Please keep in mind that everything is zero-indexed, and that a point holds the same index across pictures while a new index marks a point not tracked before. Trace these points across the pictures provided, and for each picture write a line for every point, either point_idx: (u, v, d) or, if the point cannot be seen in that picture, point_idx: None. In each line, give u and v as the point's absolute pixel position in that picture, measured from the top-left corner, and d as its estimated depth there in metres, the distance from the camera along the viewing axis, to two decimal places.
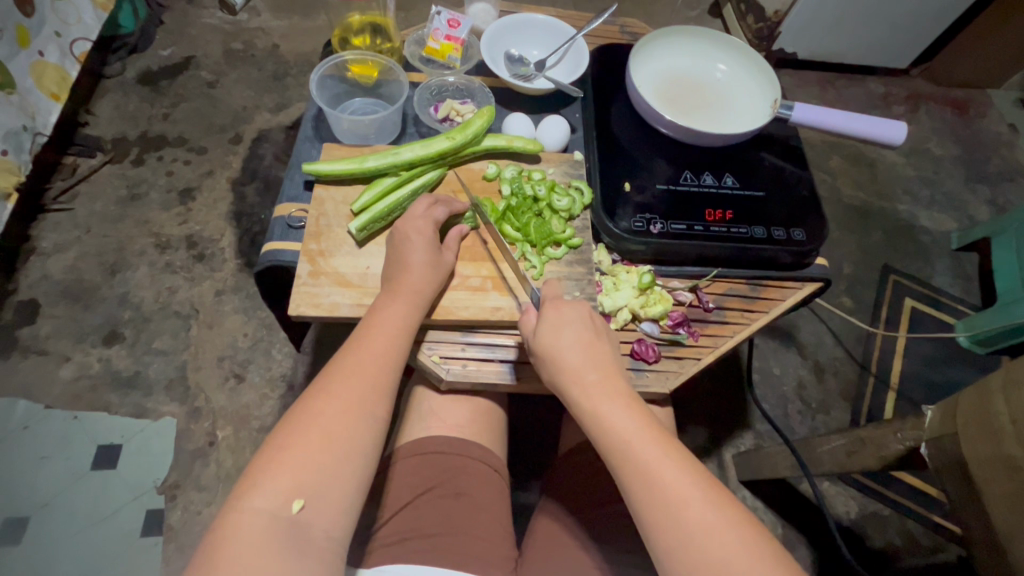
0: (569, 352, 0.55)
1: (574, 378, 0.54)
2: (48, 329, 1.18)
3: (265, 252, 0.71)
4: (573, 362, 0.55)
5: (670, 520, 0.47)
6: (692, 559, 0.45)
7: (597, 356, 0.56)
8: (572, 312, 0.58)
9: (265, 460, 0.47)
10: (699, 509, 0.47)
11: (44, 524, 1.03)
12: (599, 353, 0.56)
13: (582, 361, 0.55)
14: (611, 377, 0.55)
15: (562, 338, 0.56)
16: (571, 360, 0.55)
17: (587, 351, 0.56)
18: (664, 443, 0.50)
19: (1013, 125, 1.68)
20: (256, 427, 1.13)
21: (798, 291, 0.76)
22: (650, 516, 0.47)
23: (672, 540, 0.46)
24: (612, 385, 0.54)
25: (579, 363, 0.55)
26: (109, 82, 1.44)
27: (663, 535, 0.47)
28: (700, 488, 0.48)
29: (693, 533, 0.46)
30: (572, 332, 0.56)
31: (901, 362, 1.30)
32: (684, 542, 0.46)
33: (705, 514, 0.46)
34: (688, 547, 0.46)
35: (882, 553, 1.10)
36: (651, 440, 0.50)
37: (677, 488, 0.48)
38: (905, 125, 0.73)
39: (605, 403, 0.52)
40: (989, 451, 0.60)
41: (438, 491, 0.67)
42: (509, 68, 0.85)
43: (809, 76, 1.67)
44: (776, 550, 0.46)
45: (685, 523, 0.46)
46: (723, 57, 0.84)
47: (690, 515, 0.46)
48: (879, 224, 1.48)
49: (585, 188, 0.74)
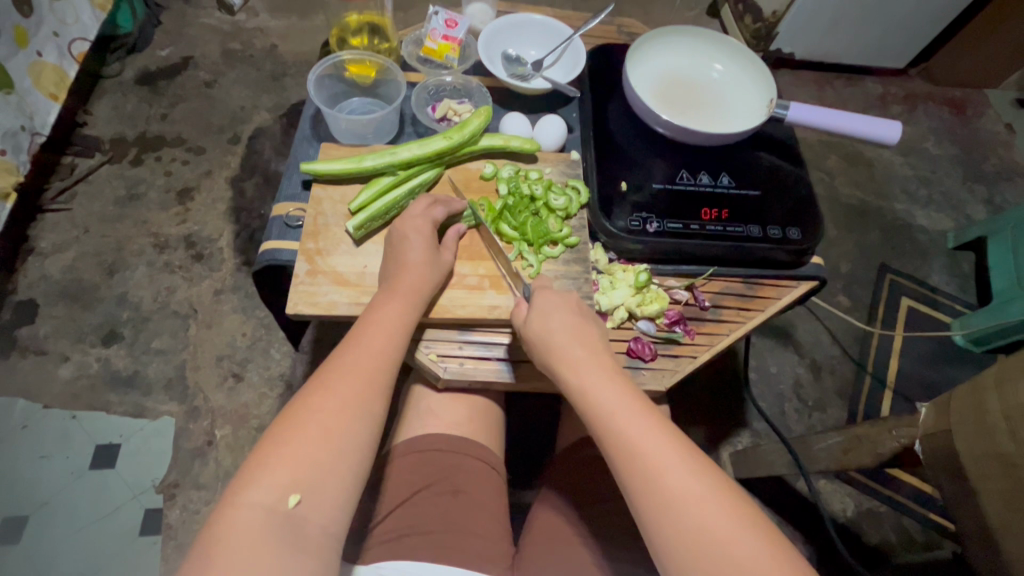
0: (556, 333, 0.57)
1: (562, 356, 0.55)
2: (47, 328, 1.18)
3: (263, 251, 0.71)
4: (561, 342, 0.56)
5: (653, 487, 0.47)
6: (675, 524, 0.46)
7: (585, 338, 0.57)
8: (558, 297, 0.60)
9: (262, 455, 0.47)
10: (681, 476, 0.47)
11: (43, 523, 1.03)
12: (587, 335, 0.57)
13: (569, 341, 0.56)
14: (598, 356, 0.56)
15: (550, 321, 0.57)
16: (559, 341, 0.56)
17: (575, 333, 0.57)
18: (648, 415, 0.51)
19: (1009, 124, 1.69)
20: (255, 427, 1.13)
21: (794, 289, 0.76)
22: (634, 485, 0.48)
23: (655, 507, 0.47)
24: (598, 363, 0.55)
25: (566, 344, 0.56)
26: (107, 82, 1.45)
27: (647, 503, 0.47)
28: (683, 456, 0.48)
29: (675, 499, 0.46)
30: (559, 316, 0.58)
31: (897, 361, 1.31)
32: (666, 509, 0.46)
33: (688, 481, 0.47)
34: (670, 513, 0.46)
35: (878, 551, 1.11)
36: (635, 412, 0.51)
37: (660, 457, 0.48)
38: (900, 124, 0.74)
39: (591, 379, 0.53)
40: (983, 447, 0.61)
41: (436, 488, 0.67)
42: (506, 68, 0.86)
43: (806, 76, 1.68)
44: (761, 521, 0.46)
45: (667, 489, 0.47)
46: (719, 57, 0.84)
47: (672, 482, 0.47)
48: (876, 224, 1.48)
49: (581, 188, 0.74)
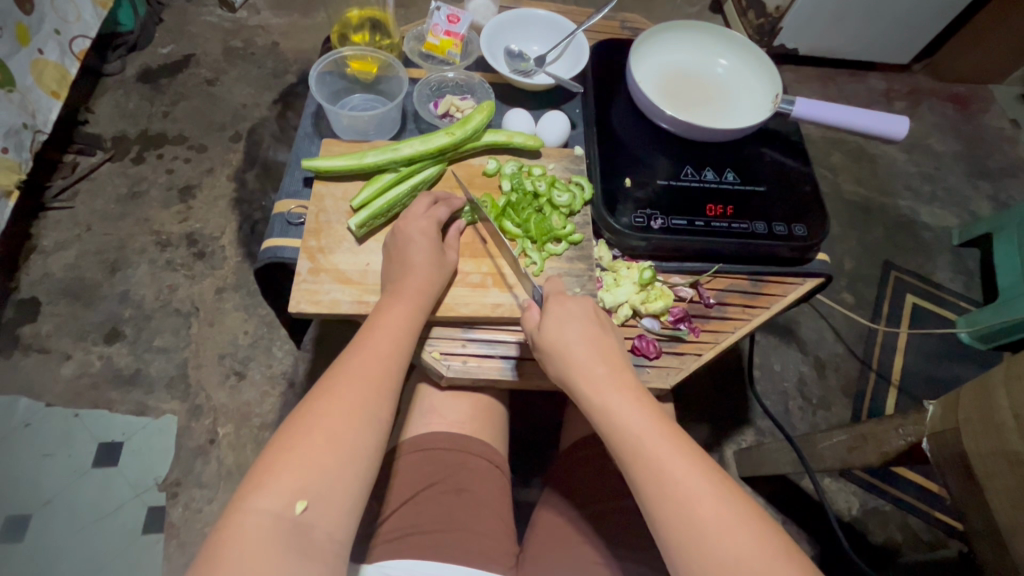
0: (577, 348, 0.55)
1: (582, 373, 0.54)
2: (50, 326, 1.18)
3: (265, 248, 0.70)
4: (581, 357, 0.55)
5: (681, 515, 0.47)
6: (704, 554, 0.45)
7: (604, 352, 0.55)
8: (576, 306, 0.58)
9: (268, 462, 0.47)
10: (710, 504, 0.47)
11: (46, 522, 1.03)
12: (606, 349, 0.56)
13: (589, 356, 0.55)
14: (619, 372, 0.54)
15: (567, 333, 0.56)
16: (579, 356, 0.55)
17: (594, 347, 0.55)
18: (673, 438, 0.50)
19: (1014, 120, 1.68)
20: (258, 425, 1.13)
21: (799, 286, 0.75)
22: (662, 512, 0.47)
23: (684, 536, 0.46)
24: (620, 380, 0.54)
25: (586, 358, 0.55)
26: (109, 80, 1.44)
27: (675, 533, 0.46)
28: (710, 482, 0.48)
29: (705, 529, 0.46)
30: (579, 329, 0.56)
31: (902, 358, 1.30)
32: (696, 539, 0.46)
33: (717, 510, 0.46)
34: (700, 543, 0.46)
35: (884, 549, 1.10)
36: (661, 435, 0.50)
37: (689, 485, 0.47)
38: (908, 119, 0.72)
39: (614, 399, 0.52)
40: (991, 445, 0.60)
41: (439, 487, 0.66)
42: (509, 64, 0.85)
43: (810, 72, 1.67)
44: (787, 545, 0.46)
45: (697, 519, 0.46)
46: (724, 52, 0.83)
47: (702, 511, 0.46)
48: (880, 221, 1.47)
49: (585, 184, 0.74)
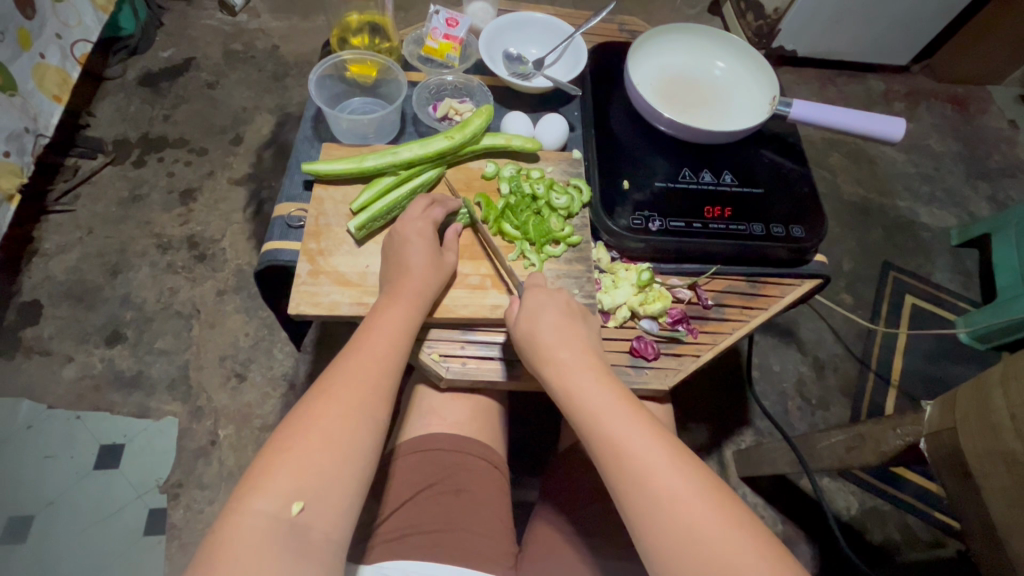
0: (544, 334, 0.57)
1: (549, 357, 0.55)
2: (52, 329, 1.19)
3: (265, 251, 0.71)
4: (547, 342, 0.56)
5: (640, 490, 0.47)
6: (661, 524, 0.46)
7: (572, 337, 0.57)
8: (547, 295, 0.60)
9: (264, 463, 0.47)
10: (668, 476, 0.47)
11: (48, 524, 1.03)
12: (575, 335, 0.57)
13: (557, 341, 0.56)
14: (586, 356, 0.55)
15: (535, 319, 0.58)
16: (545, 340, 0.56)
17: (563, 333, 0.57)
18: (635, 416, 0.51)
19: (1013, 121, 1.68)
20: (259, 426, 1.14)
21: (797, 287, 0.76)
22: (622, 487, 0.48)
23: (642, 510, 0.47)
24: (585, 362, 0.55)
25: (553, 343, 0.56)
26: (110, 84, 1.45)
27: (634, 506, 0.47)
28: (671, 458, 0.48)
29: (664, 504, 0.46)
30: (547, 315, 0.58)
31: (901, 358, 1.31)
32: (655, 513, 0.46)
33: (674, 482, 0.47)
34: (658, 514, 0.46)
35: (883, 550, 1.10)
36: (621, 414, 0.51)
37: (647, 459, 0.48)
38: (904, 121, 0.73)
39: (579, 382, 0.53)
40: (989, 446, 0.60)
41: (438, 488, 0.67)
42: (507, 67, 0.85)
43: (808, 73, 1.67)
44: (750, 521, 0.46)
45: (654, 491, 0.47)
46: (722, 55, 0.84)
47: (659, 485, 0.47)
48: (879, 221, 1.48)
49: (583, 186, 0.74)
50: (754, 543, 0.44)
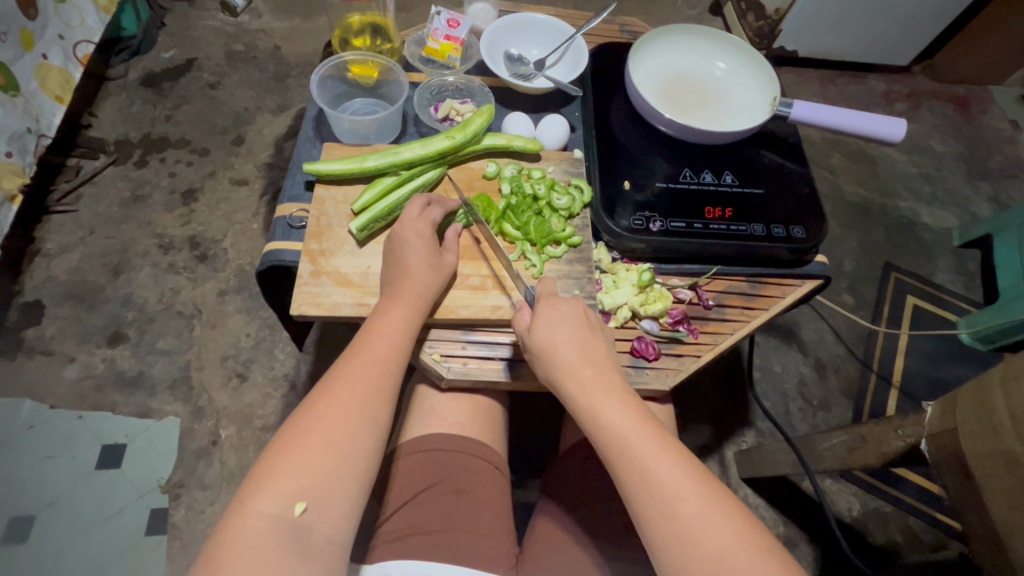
0: (565, 350, 0.56)
1: (570, 374, 0.55)
2: (54, 329, 1.19)
3: (267, 251, 0.71)
4: (569, 358, 0.55)
5: (664, 513, 0.47)
6: (685, 548, 0.46)
7: (593, 353, 0.56)
8: (566, 308, 0.59)
9: (267, 465, 0.47)
10: (692, 501, 0.47)
11: (50, 524, 1.03)
12: (595, 351, 0.57)
13: (577, 357, 0.56)
14: (606, 374, 0.55)
15: (555, 333, 0.57)
16: (567, 356, 0.56)
17: (583, 349, 0.56)
18: (658, 437, 0.51)
19: (1015, 121, 1.68)
20: (259, 427, 1.14)
21: (798, 288, 0.76)
22: (646, 510, 0.48)
23: (667, 534, 0.47)
24: (606, 380, 0.55)
25: (574, 359, 0.55)
26: (112, 84, 1.45)
27: (658, 529, 0.47)
28: (695, 482, 0.48)
29: (689, 529, 0.46)
30: (567, 330, 0.57)
31: (902, 359, 1.30)
32: (680, 537, 0.46)
33: (700, 507, 0.47)
34: (681, 538, 0.46)
35: (885, 551, 1.10)
36: (646, 435, 0.51)
37: (672, 483, 0.48)
38: (904, 121, 0.73)
39: (602, 401, 0.53)
40: (989, 446, 0.60)
41: (439, 488, 0.67)
42: (509, 68, 0.86)
43: (810, 74, 1.67)
44: (771, 544, 0.46)
45: (678, 515, 0.47)
46: (723, 55, 0.84)
47: (685, 510, 0.47)
48: (881, 222, 1.47)
49: (584, 187, 0.74)
50: (777, 569, 0.45)
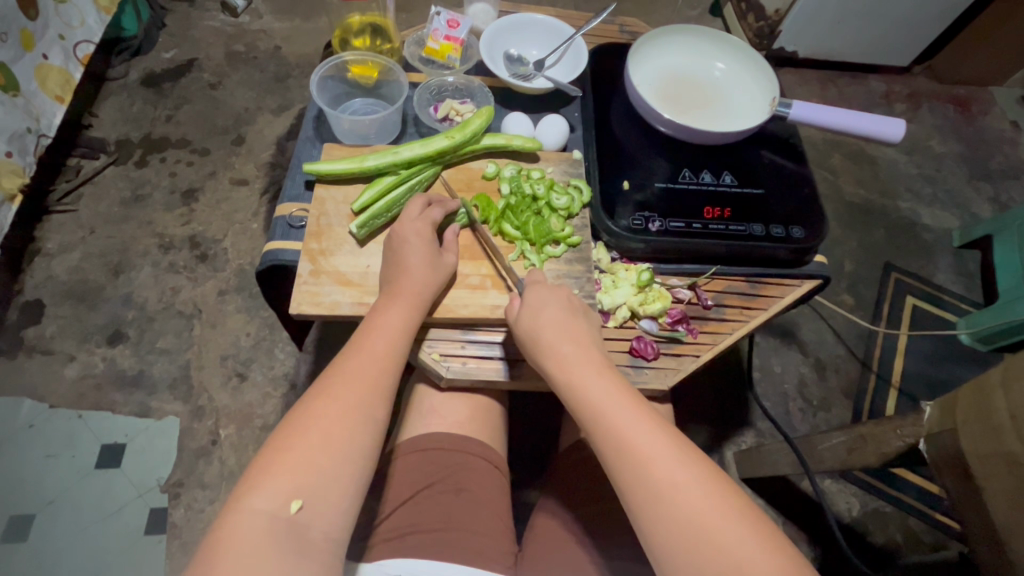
0: (545, 328, 0.57)
1: (551, 351, 0.56)
2: (54, 328, 1.19)
3: (267, 251, 0.71)
4: (549, 336, 0.56)
5: (641, 480, 0.48)
6: (669, 519, 0.46)
7: (573, 330, 0.57)
8: (548, 289, 0.60)
9: (264, 463, 0.47)
10: (669, 468, 0.48)
11: (49, 523, 1.03)
12: (579, 333, 0.57)
13: (561, 338, 0.56)
14: (591, 354, 0.56)
15: (537, 312, 0.58)
16: (547, 334, 0.56)
17: (567, 330, 0.57)
18: (636, 408, 0.51)
19: (1015, 122, 1.68)
20: (259, 426, 1.14)
21: (797, 288, 0.76)
22: (623, 478, 0.48)
23: (644, 500, 0.47)
24: (587, 356, 0.55)
25: (554, 336, 0.56)
26: (113, 84, 1.45)
27: (636, 496, 0.48)
28: (672, 450, 0.49)
29: (665, 494, 0.47)
30: (552, 313, 0.58)
31: (902, 360, 1.30)
32: (658, 503, 0.47)
33: (675, 473, 0.47)
34: (665, 510, 0.46)
35: (884, 551, 1.10)
36: (624, 406, 0.51)
37: (655, 456, 0.48)
38: (903, 122, 0.73)
39: (581, 375, 0.54)
40: (990, 446, 0.60)
41: (438, 487, 0.67)
42: (508, 68, 0.86)
43: (810, 75, 1.67)
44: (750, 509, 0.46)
45: (661, 487, 0.47)
46: (721, 55, 0.84)
47: (661, 475, 0.47)
48: (881, 222, 1.47)
49: (584, 187, 0.74)
50: (756, 533, 0.45)
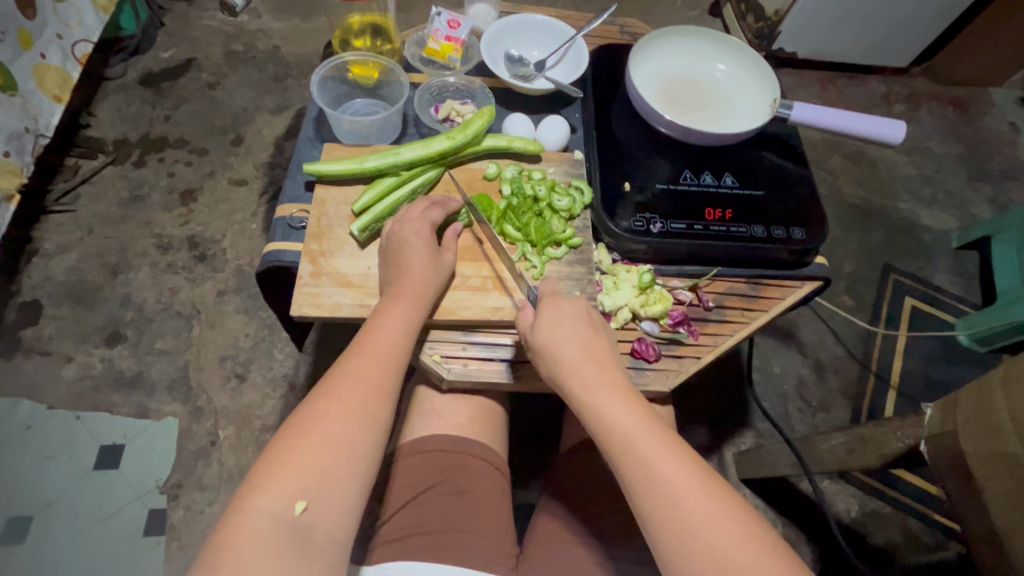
0: (568, 347, 0.56)
1: (573, 371, 0.55)
2: (52, 329, 1.19)
3: (268, 252, 0.71)
4: (572, 356, 0.56)
5: (667, 510, 0.47)
6: (693, 551, 0.46)
7: (595, 350, 0.56)
8: (569, 306, 0.59)
9: (268, 463, 0.47)
10: (697, 498, 0.47)
11: (47, 524, 1.03)
12: (598, 350, 0.57)
13: (581, 356, 0.56)
14: (610, 372, 0.55)
15: (558, 330, 0.57)
16: (569, 354, 0.56)
17: (586, 348, 0.56)
18: (662, 435, 0.51)
19: (1014, 123, 1.68)
20: (259, 427, 1.13)
21: (798, 290, 0.76)
22: (648, 507, 0.48)
23: (669, 530, 0.47)
24: (610, 378, 0.55)
25: (576, 356, 0.56)
26: (111, 84, 1.45)
27: (662, 525, 0.47)
28: (699, 479, 0.48)
29: (693, 526, 0.46)
30: (571, 330, 0.57)
31: (902, 361, 1.31)
32: (684, 534, 0.46)
33: (702, 504, 0.47)
34: (687, 538, 0.46)
35: (883, 552, 1.10)
36: (650, 433, 0.51)
37: (680, 484, 0.48)
38: (904, 124, 0.73)
39: (604, 398, 0.53)
40: (990, 448, 0.60)
41: (440, 489, 0.67)
42: (509, 69, 0.86)
43: (809, 76, 1.67)
44: (776, 542, 0.47)
45: (683, 512, 0.47)
46: (722, 57, 0.84)
47: (688, 506, 0.47)
48: (880, 223, 1.48)
49: (585, 188, 0.74)
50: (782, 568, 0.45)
